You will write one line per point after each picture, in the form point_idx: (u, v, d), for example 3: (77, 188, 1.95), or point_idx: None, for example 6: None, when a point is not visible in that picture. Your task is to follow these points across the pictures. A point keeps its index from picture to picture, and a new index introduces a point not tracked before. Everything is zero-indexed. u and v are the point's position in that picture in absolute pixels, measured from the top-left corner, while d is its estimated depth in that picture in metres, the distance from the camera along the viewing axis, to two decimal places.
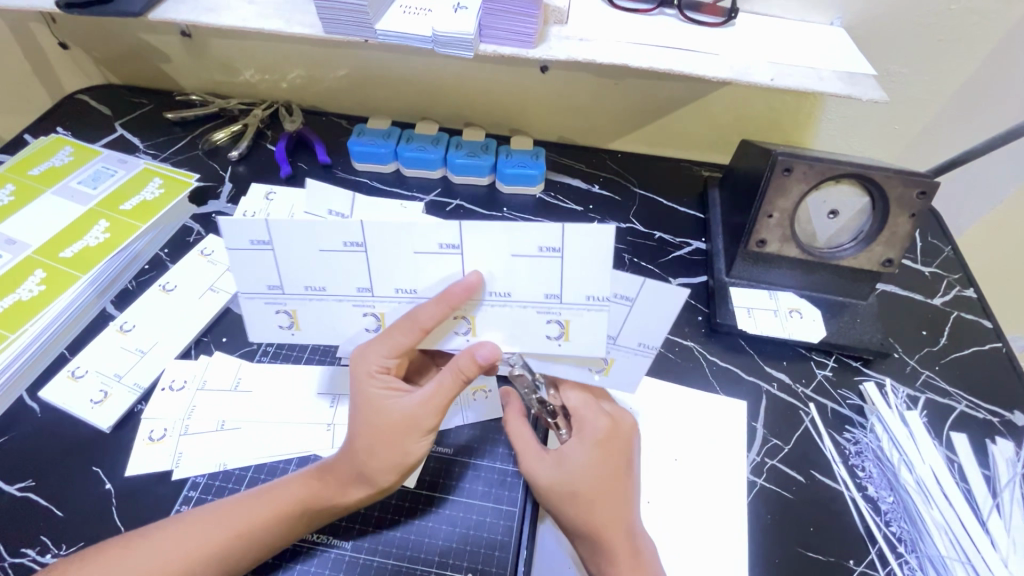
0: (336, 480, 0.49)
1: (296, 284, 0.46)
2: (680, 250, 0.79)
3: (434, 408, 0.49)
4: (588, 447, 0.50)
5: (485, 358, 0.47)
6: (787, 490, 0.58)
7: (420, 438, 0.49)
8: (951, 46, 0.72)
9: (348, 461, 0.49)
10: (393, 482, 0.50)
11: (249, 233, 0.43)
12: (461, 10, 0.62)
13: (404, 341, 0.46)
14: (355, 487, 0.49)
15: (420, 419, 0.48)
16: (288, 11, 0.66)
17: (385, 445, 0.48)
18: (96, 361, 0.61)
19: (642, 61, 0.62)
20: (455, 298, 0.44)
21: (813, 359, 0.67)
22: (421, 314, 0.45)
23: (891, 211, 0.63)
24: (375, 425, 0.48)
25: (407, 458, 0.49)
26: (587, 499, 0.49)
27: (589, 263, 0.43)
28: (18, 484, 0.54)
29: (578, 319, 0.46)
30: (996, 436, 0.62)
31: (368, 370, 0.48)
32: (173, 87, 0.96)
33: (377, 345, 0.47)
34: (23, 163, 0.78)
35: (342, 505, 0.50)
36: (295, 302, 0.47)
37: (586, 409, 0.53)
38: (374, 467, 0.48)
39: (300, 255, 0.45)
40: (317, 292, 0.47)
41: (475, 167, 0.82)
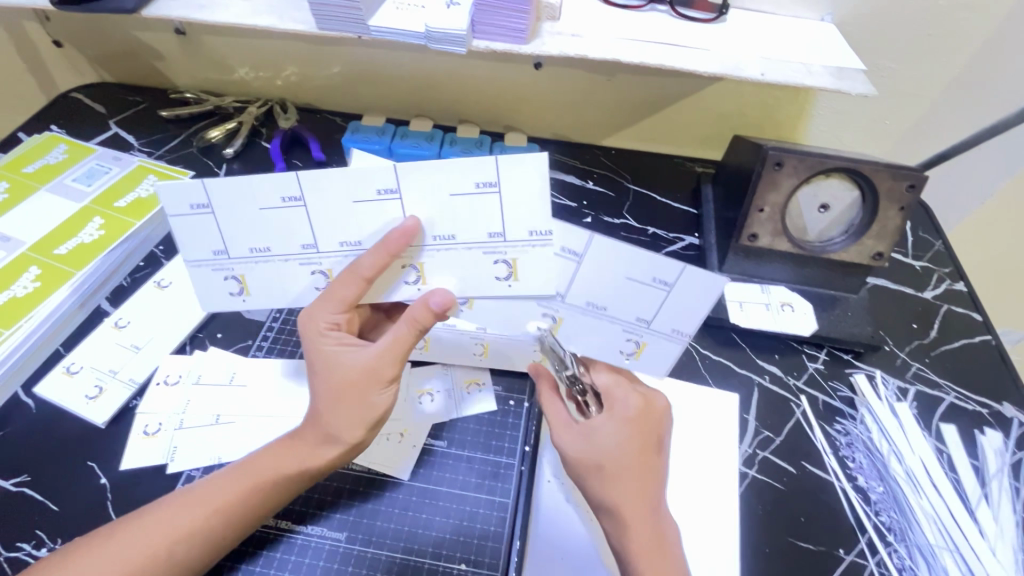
0: (303, 442, 0.50)
1: (240, 247, 0.48)
2: (673, 245, 0.79)
3: (391, 359, 0.49)
4: (619, 423, 0.50)
5: (439, 305, 0.47)
6: (778, 481, 0.59)
7: (382, 390, 0.49)
8: (940, 41, 0.73)
9: (313, 422, 0.50)
10: (364, 437, 0.50)
11: (189, 198, 0.44)
12: (454, 7, 0.62)
13: (350, 293, 0.47)
14: (324, 447, 0.50)
15: (379, 370, 0.49)
16: (282, 8, 0.66)
17: (347, 399, 0.48)
18: (91, 357, 0.62)
19: (633, 56, 0.62)
20: (395, 247, 0.45)
21: (804, 352, 0.68)
22: (364, 264, 0.46)
23: (881, 204, 0.64)
24: (333, 383, 0.49)
25: (372, 413, 0.49)
26: (616, 474, 0.49)
27: (527, 198, 0.44)
28: (13, 479, 0.55)
29: (527, 258, 0.47)
30: (985, 427, 0.63)
31: (318, 330, 0.48)
32: (167, 85, 0.96)
33: (324, 303, 0.48)
34: (16, 160, 0.78)
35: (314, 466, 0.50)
36: (240, 265, 0.49)
37: (617, 387, 0.53)
38: (341, 425, 0.49)
39: (244, 218, 0.46)
40: (262, 255, 0.48)
41: (469, 163, 0.82)
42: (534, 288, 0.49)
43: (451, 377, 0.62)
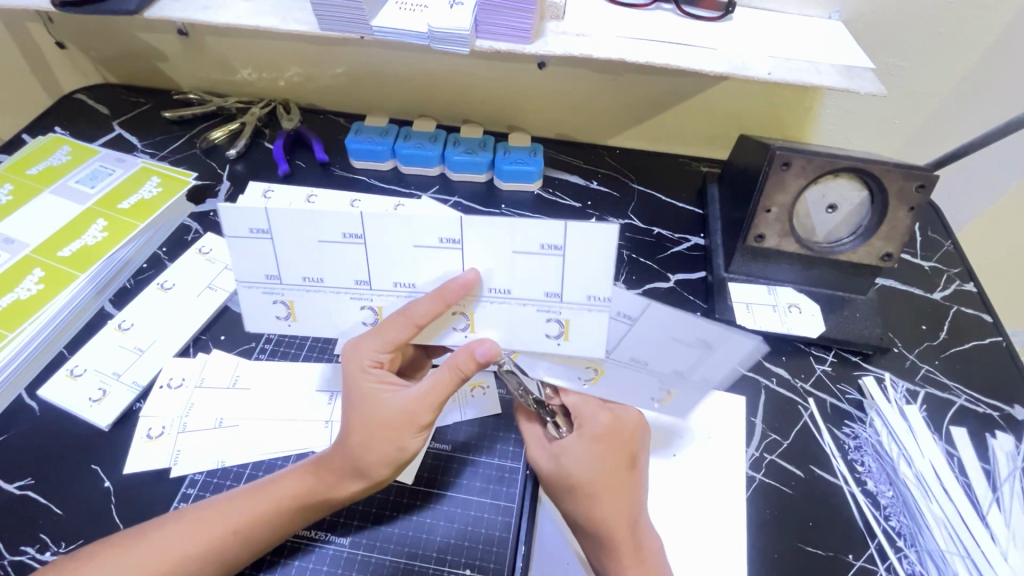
0: (329, 473, 0.49)
1: (294, 275, 0.46)
2: (679, 246, 0.78)
3: (429, 405, 0.48)
4: (586, 443, 0.50)
5: (483, 356, 0.46)
6: (786, 486, 0.58)
7: (415, 434, 0.48)
8: (950, 39, 0.72)
9: (341, 455, 0.48)
10: (388, 475, 0.49)
11: (250, 222, 0.43)
12: (457, 6, 0.61)
13: (398, 336, 0.45)
14: (350, 481, 0.49)
15: (414, 416, 0.48)
16: (284, 8, 0.65)
17: (379, 440, 0.47)
18: (95, 360, 0.61)
19: (639, 56, 0.62)
20: (450, 295, 0.44)
21: (812, 354, 0.67)
22: (416, 310, 0.45)
23: (890, 204, 0.63)
24: (368, 421, 0.48)
25: (402, 452, 0.48)
26: (585, 494, 0.49)
27: (591, 262, 0.42)
28: (18, 482, 0.54)
29: (578, 319, 0.45)
30: (996, 430, 0.62)
31: (361, 364, 0.48)
32: (171, 86, 0.95)
33: (371, 339, 0.47)
34: (20, 162, 0.78)
35: (337, 497, 0.49)
36: (292, 293, 0.47)
37: (585, 407, 0.52)
38: (370, 461, 0.48)
39: (303, 247, 0.44)
40: (314, 284, 0.46)
41: (473, 164, 0.82)
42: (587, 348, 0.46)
43: None
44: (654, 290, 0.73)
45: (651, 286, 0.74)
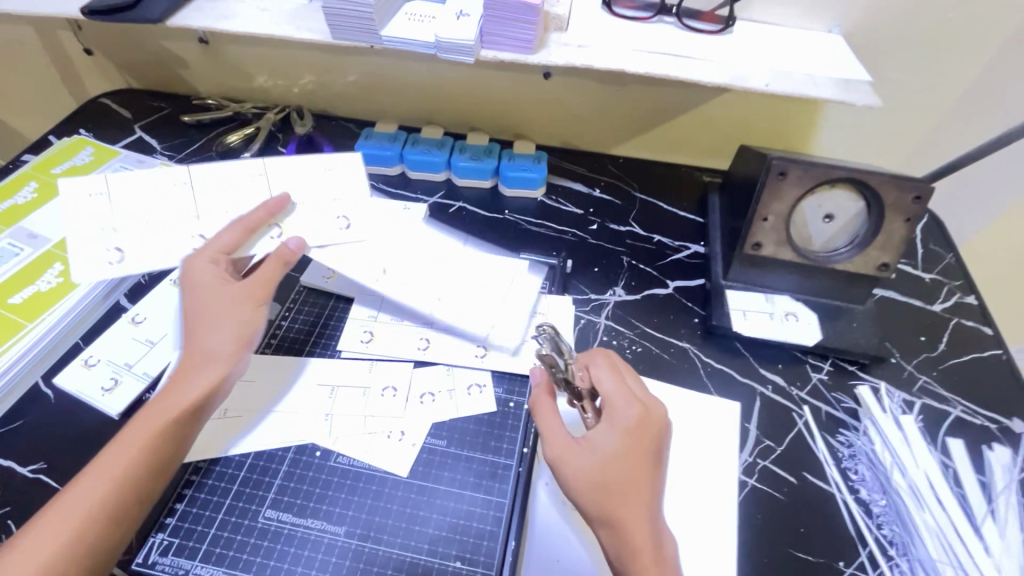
0: (179, 379, 0.53)
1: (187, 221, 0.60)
2: (678, 254, 0.80)
3: (255, 283, 0.56)
4: (618, 433, 0.51)
5: (294, 246, 0.59)
6: (778, 491, 0.59)
7: (251, 308, 0.56)
8: (949, 53, 0.73)
9: (189, 355, 0.54)
10: (235, 355, 0.55)
11: None
12: (463, 17, 0.63)
13: (226, 238, 0.58)
14: (201, 374, 0.53)
15: (239, 295, 0.55)
16: (299, 19, 0.68)
17: (221, 316, 0.55)
18: (108, 351, 0.64)
19: (639, 66, 0.64)
20: (271, 208, 0.60)
21: (808, 362, 0.68)
22: (223, 239, 0.58)
23: (886, 215, 0.63)
24: (196, 309, 0.55)
25: (241, 326, 0.55)
26: (618, 491, 0.49)
27: None
28: (31, 466, 0.57)
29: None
30: (993, 442, 0.62)
31: (197, 266, 0.56)
32: (190, 91, 0.99)
33: (203, 250, 0.57)
34: (45, 162, 0.82)
35: (192, 399, 0.51)
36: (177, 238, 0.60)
37: (617, 394, 0.53)
38: (214, 342, 0.54)
39: None
40: None
41: (478, 169, 0.84)
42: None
43: (453, 377, 0.63)
44: (652, 296, 0.74)
45: (649, 292, 0.75)
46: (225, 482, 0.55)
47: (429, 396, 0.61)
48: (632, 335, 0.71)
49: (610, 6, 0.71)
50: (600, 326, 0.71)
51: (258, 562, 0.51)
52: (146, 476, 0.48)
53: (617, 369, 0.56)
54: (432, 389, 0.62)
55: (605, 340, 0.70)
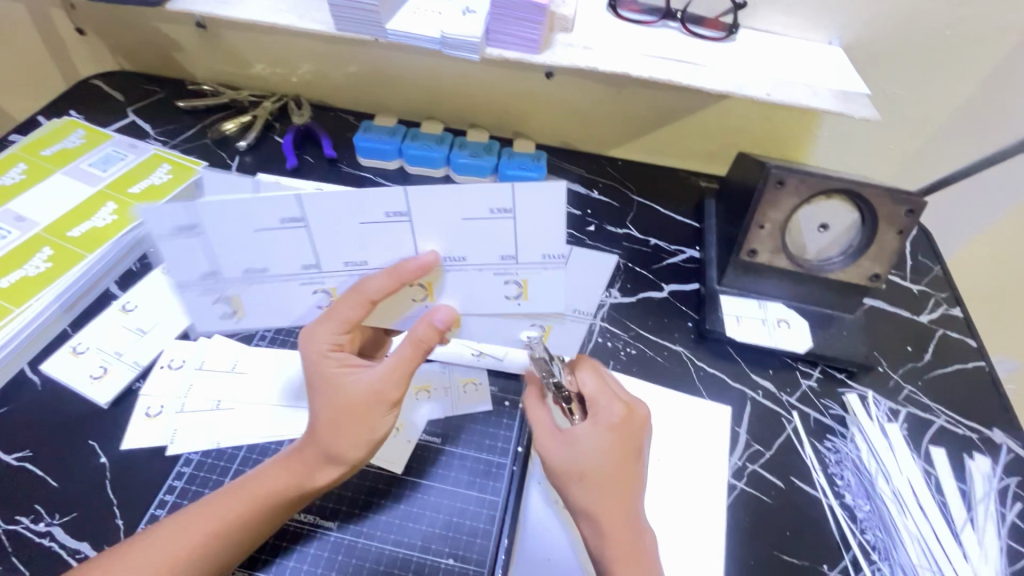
0: (303, 467, 0.50)
1: (234, 268, 0.47)
2: (674, 257, 0.80)
3: (394, 381, 0.49)
4: (602, 431, 0.50)
5: (443, 322, 0.49)
6: (767, 495, 0.60)
7: (383, 412, 0.49)
8: (945, 69, 0.74)
9: (309, 446, 0.49)
10: (362, 457, 0.51)
11: (175, 220, 0.44)
12: (469, 14, 0.63)
13: (353, 314, 0.48)
14: (322, 467, 0.50)
15: (382, 394, 0.49)
16: (302, 8, 0.68)
17: (346, 421, 0.49)
18: (98, 339, 0.63)
19: (643, 70, 0.64)
20: (408, 273, 0.46)
21: (798, 369, 0.69)
22: (370, 285, 0.47)
23: (880, 226, 0.64)
24: (332, 407, 0.48)
25: (372, 434, 0.49)
26: (598, 485, 0.49)
27: (540, 225, 0.45)
28: (15, 454, 0.55)
29: (535, 279, 0.48)
30: (974, 452, 0.64)
31: (321, 350, 0.49)
32: (185, 76, 0.97)
33: (326, 323, 0.49)
34: (34, 143, 0.80)
35: (313, 487, 0.50)
36: (234, 287, 0.49)
37: (601, 395, 0.53)
38: (339, 446, 0.49)
39: (236, 240, 0.46)
40: (258, 274, 0.48)
41: (476, 166, 0.84)
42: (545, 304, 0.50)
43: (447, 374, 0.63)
44: (647, 299, 0.75)
45: (644, 295, 0.75)
46: (217, 476, 0.55)
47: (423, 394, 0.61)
48: (626, 337, 0.71)
49: (616, 8, 0.71)
50: (596, 327, 0.72)
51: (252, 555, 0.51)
52: (240, 540, 0.48)
53: (602, 373, 0.55)
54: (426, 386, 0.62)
55: (599, 341, 0.70)
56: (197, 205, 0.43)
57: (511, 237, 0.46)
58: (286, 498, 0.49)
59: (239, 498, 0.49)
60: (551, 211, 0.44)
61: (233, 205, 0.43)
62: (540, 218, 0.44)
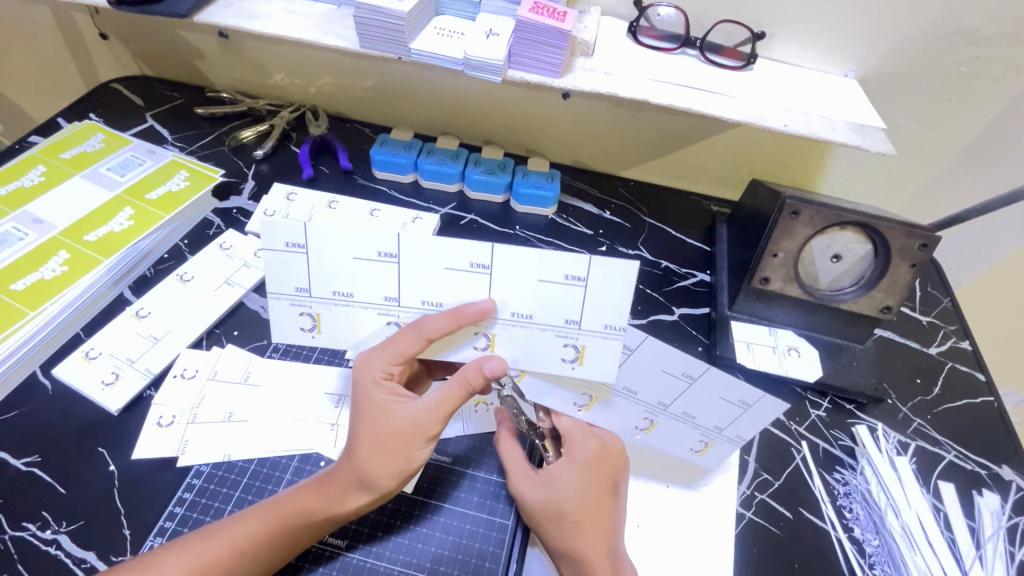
0: (334, 489, 0.50)
1: (323, 289, 0.49)
2: (685, 281, 0.81)
3: (437, 417, 0.51)
4: (576, 468, 0.53)
5: (491, 371, 0.49)
6: (775, 526, 0.59)
7: (423, 444, 0.51)
8: (958, 106, 0.75)
9: (347, 469, 0.50)
10: (394, 487, 0.51)
11: (286, 237, 0.46)
12: (493, 37, 0.64)
13: (408, 348, 0.49)
14: (357, 493, 0.50)
15: (424, 427, 0.50)
16: (327, 24, 0.69)
17: (387, 447, 0.50)
18: (110, 344, 0.63)
19: (661, 97, 0.65)
20: (466, 318, 0.48)
21: (807, 399, 0.69)
22: (431, 325, 0.48)
23: (892, 260, 0.65)
24: (378, 435, 0.50)
25: (408, 464, 0.50)
26: (575, 521, 0.51)
27: (611, 297, 0.46)
28: (24, 458, 0.55)
29: (595, 346, 0.49)
30: (982, 488, 0.64)
31: (374, 377, 0.50)
32: (205, 83, 0.98)
33: (381, 352, 0.50)
34: (54, 146, 0.81)
35: (339, 513, 0.50)
36: (318, 305, 0.50)
37: (576, 432, 0.56)
38: (377, 473, 0.49)
39: (335, 263, 0.48)
40: (343, 297, 0.50)
41: (491, 184, 0.84)
42: (597, 375, 0.50)
43: None
44: (658, 322, 0.75)
45: (654, 318, 0.76)
46: (227, 488, 0.55)
47: None
48: None
49: (636, 34, 0.72)
50: None
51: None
52: (267, 559, 0.48)
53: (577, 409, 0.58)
54: None
55: None
56: (310, 227, 0.46)
57: (580, 306, 0.47)
58: (314, 522, 0.49)
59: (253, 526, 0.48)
60: (622, 289, 0.46)
61: (337, 232, 0.46)
62: (609, 295, 0.46)
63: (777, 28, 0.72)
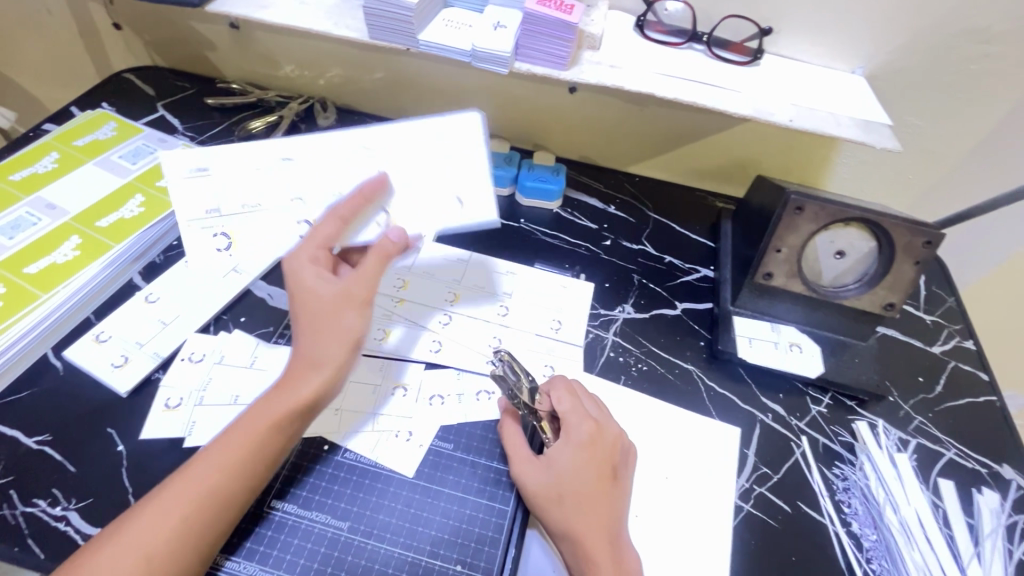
0: (288, 383, 0.52)
1: (232, 205, 0.65)
2: (688, 276, 0.81)
3: (360, 281, 0.53)
4: (573, 449, 0.54)
5: (396, 238, 0.56)
6: (773, 519, 0.60)
7: (356, 309, 0.52)
8: (966, 104, 0.75)
9: (294, 361, 0.52)
10: (342, 361, 0.52)
11: (200, 166, 0.66)
12: (500, 29, 0.64)
13: (329, 234, 0.56)
14: (307, 375, 0.51)
15: (350, 293, 0.52)
16: (338, 15, 0.69)
17: (318, 321, 0.52)
18: (120, 328, 0.64)
19: (667, 90, 0.65)
20: (369, 188, 0.61)
21: (809, 395, 0.69)
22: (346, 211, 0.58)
23: (896, 257, 0.65)
24: (311, 312, 0.52)
25: (346, 330, 0.52)
26: (574, 503, 0.52)
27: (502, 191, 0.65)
28: (36, 437, 0.57)
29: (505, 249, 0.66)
30: (983, 486, 0.64)
31: (303, 270, 0.54)
32: (215, 74, 1.00)
33: (308, 247, 0.56)
34: (67, 133, 0.82)
35: (296, 403, 0.51)
36: (233, 222, 0.66)
37: (572, 413, 0.57)
38: (318, 346, 0.51)
39: (232, 181, 0.66)
40: (250, 208, 0.65)
41: (497, 177, 0.85)
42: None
43: (463, 383, 0.64)
44: (660, 316, 0.76)
45: (657, 312, 0.76)
46: None
47: (438, 399, 0.62)
48: (638, 353, 0.72)
49: (643, 29, 0.72)
50: (608, 342, 0.72)
51: (236, 542, 0.52)
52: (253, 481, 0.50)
53: (573, 392, 0.59)
54: (441, 392, 0.63)
55: (611, 355, 0.71)
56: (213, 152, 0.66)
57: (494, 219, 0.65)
58: (280, 416, 0.51)
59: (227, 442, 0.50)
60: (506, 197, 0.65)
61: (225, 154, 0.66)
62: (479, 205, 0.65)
63: (786, 23, 0.72)
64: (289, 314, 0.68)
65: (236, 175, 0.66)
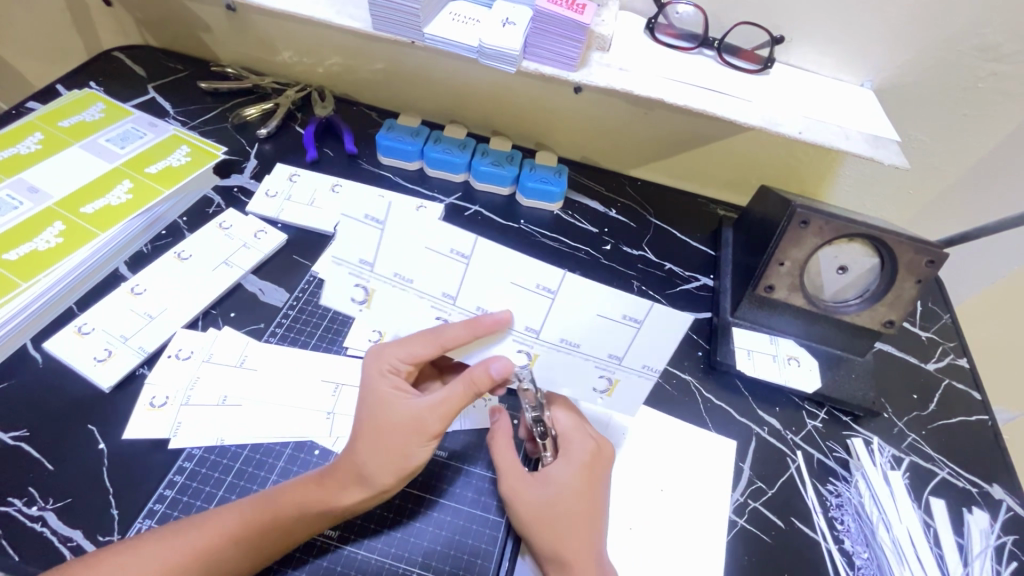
0: (329, 484, 0.50)
1: (350, 255, 0.49)
2: (688, 284, 0.80)
3: (440, 415, 0.51)
4: (574, 470, 0.53)
5: (497, 372, 0.50)
6: (767, 535, 0.59)
7: (422, 444, 0.51)
8: (973, 121, 0.74)
9: (346, 462, 0.50)
10: (391, 485, 0.51)
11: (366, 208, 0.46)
12: (509, 26, 0.63)
13: (422, 351, 0.50)
14: (353, 489, 0.50)
15: (425, 424, 0.50)
16: (339, 3, 0.67)
17: (386, 445, 0.50)
18: (104, 320, 0.62)
19: (676, 96, 0.63)
20: (482, 328, 0.49)
21: (805, 409, 0.69)
22: (447, 333, 0.49)
23: (898, 274, 0.64)
24: (380, 427, 0.50)
25: (404, 460, 0.50)
26: (567, 524, 0.50)
27: (660, 339, 0.49)
28: (12, 432, 0.54)
29: (627, 380, 0.53)
30: (973, 506, 0.64)
31: (381, 368, 0.52)
32: (208, 56, 0.96)
33: (394, 347, 0.52)
34: (53, 113, 0.79)
35: (336, 510, 0.49)
36: (344, 270, 0.50)
37: (575, 434, 0.55)
38: (376, 467, 0.49)
39: (354, 234, 0.47)
40: (359, 268, 0.49)
41: (497, 175, 0.83)
42: (622, 403, 0.55)
43: None
44: None
45: None
46: (219, 472, 0.55)
47: None
48: None
49: (653, 31, 0.70)
50: None
51: None
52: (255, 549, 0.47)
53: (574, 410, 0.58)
54: None
55: None
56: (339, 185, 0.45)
57: (626, 344, 0.50)
58: (309, 513, 0.49)
59: (259, 504, 0.49)
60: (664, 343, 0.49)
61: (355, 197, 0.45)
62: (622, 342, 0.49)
63: (797, 32, 0.71)
64: (282, 312, 0.67)
65: (363, 233, 0.46)
